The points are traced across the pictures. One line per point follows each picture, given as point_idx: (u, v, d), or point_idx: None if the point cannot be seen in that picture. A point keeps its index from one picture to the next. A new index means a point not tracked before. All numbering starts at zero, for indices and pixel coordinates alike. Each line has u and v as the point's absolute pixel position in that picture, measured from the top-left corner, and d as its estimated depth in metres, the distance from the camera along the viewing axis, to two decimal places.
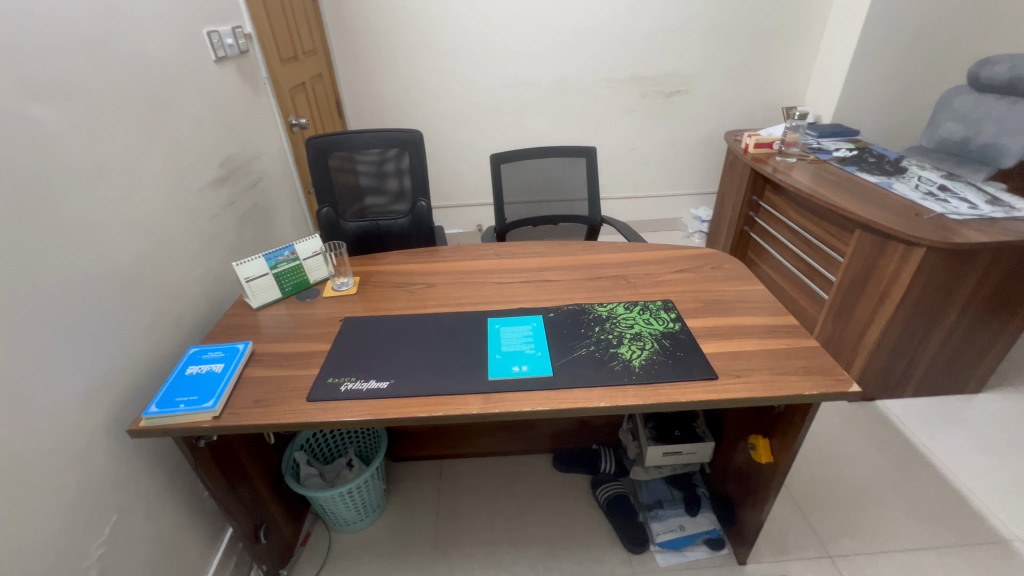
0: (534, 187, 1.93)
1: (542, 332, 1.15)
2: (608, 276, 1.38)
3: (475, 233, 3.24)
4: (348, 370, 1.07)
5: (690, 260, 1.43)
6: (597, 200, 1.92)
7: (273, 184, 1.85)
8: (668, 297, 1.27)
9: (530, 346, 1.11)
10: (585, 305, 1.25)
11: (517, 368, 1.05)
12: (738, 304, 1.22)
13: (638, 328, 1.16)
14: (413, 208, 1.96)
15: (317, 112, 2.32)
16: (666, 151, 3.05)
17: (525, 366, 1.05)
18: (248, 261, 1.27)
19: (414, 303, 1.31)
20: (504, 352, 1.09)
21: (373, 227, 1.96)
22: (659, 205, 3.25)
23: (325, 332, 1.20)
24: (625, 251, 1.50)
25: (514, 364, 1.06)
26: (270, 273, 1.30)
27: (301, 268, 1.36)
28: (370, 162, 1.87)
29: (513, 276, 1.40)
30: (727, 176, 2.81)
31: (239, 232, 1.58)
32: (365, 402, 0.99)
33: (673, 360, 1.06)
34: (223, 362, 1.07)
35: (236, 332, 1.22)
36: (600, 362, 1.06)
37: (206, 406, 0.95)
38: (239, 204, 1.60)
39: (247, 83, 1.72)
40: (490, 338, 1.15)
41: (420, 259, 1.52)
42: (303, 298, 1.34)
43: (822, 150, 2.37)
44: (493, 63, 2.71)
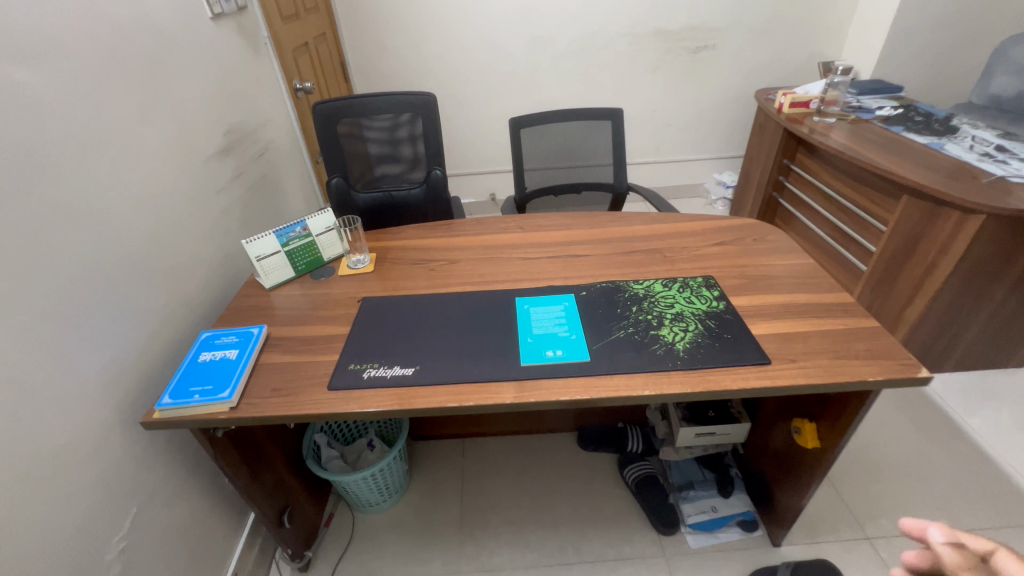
0: (555, 153, 1.80)
1: (575, 313, 1.07)
2: (642, 250, 1.28)
3: (488, 202, 3.13)
4: (370, 355, 1.00)
5: (729, 231, 1.33)
6: (623, 166, 1.80)
7: (281, 153, 1.75)
8: (709, 273, 1.18)
9: (564, 329, 1.03)
10: (620, 282, 1.16)
11: (551, 353, 0.97)
12: (787, 280, 1.13)
13: (679, 307, 1.07)
14: (428, 177, 1.85)
15: (321, 76, 2.18)
16: (689, 113, 2.88)
17: (560, 350, 0.98)
18: (258, 239, 1.18)
19: (435, 281, 1.23)
20: (536, 335, 1.02)
21: (386, 198, 1.86)
22: (680, 170, 3.10)
23: (343, 314, 1.13)
24: (658, 223, 1.39)
25: (548, 349, 0.98)
26: (281, 251, 1.22)
27: (315, 245, 1.27)
28: (380, 128, 1.76)
29: (539, 251, 1.31)
30: (756, 138, 2.65)
31: (248, 206, 1.50)
32: (391, 391, 0.92)
33: (721, 343, 0.97)
34: (237, 349, 1.01)
35: (249, 314, 1.15)
36: (642, 346, 0.98)
37: (222, 397, 0.89)
38: (247, 175, 1.50)
39: (248, 43, 1.59)
40: (520, 319, 1.07)
41: (439, 233, 1.43)
42: (317, 277, 1.26)
43: (863, 109, 2.20)
44: (505, 20, 2.52)
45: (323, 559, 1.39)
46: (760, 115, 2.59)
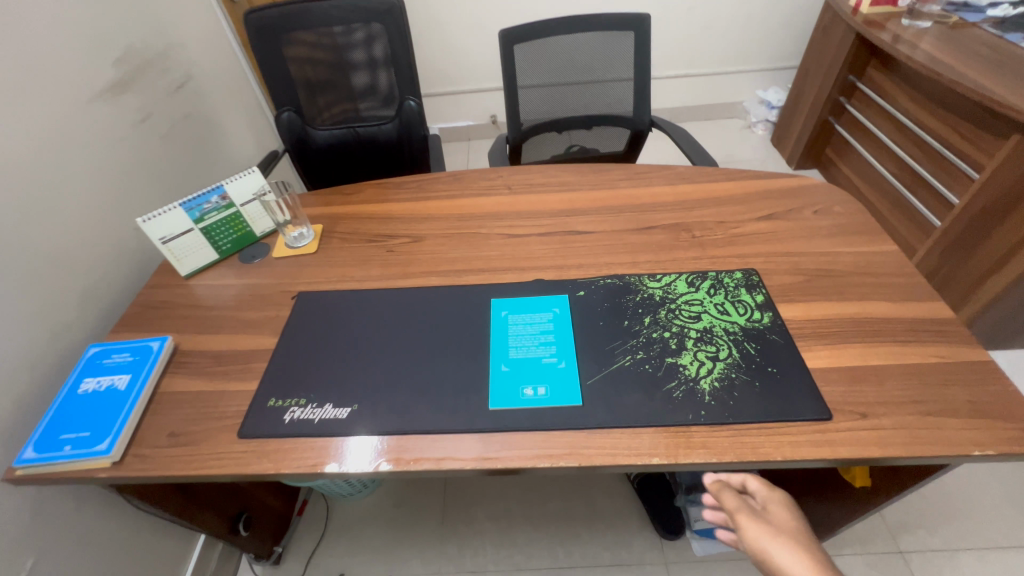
0: (560, 74, 1.41)
1: (567, 327, 0.81)
2: (664, 226, 0.97)
3: (489, 125, 2.70)
4: (296, 386, 0.77)
5: (781, 199, 1.00)
6: (645, 97, 1.43)
7: (213, 80, 1.40)
8: (753, 266, 0.88)
9: (551, 353, 0.78)
10: (631, 277, 0.88)
11: (530, 392, 0.73)
12: (858, 281, 0.83)
13: (708, 320, 0.80)
14: (399, 109, 1.50)
15: None
16: (736, 11, 2.31)
17: (543, 387, 0.73)
18: (159, 215, 0.90)
19: (392, 267, 0.95)
20: (511, 362, 0.77)
21: (351, 136, 1.53)
22: (718, 85, 2.59)
23: (272, 318, 0.88)
24: (688, 183, 1.07)
25: (527, 384, 0.74)
26: (196, 229, 0.95)
27: (240, 217, 1.00)
28: (334, 44, 1.38)
29: (529, 224, 1.01)
30: (816, 48, 2.14)
31: (168, 158, 1.20)
32: (316, 444, 0.70)
33: (763, 383, 0.71)
34: (130, 373, 0.79)
35: (157, 313, 0.91)
36: (653, 384, 0.72)
37: (98, 451, 0.69)
38: (161, 116, 1.18)
39: None
40: (493, 334, 0.81)
41: (405, 195, 1.13)
42: (248, 259, 1.00)
43: (969, 8, 1.69)
44: None
45: (295, 554, 1.29)
46: (827, 16, 2.06)
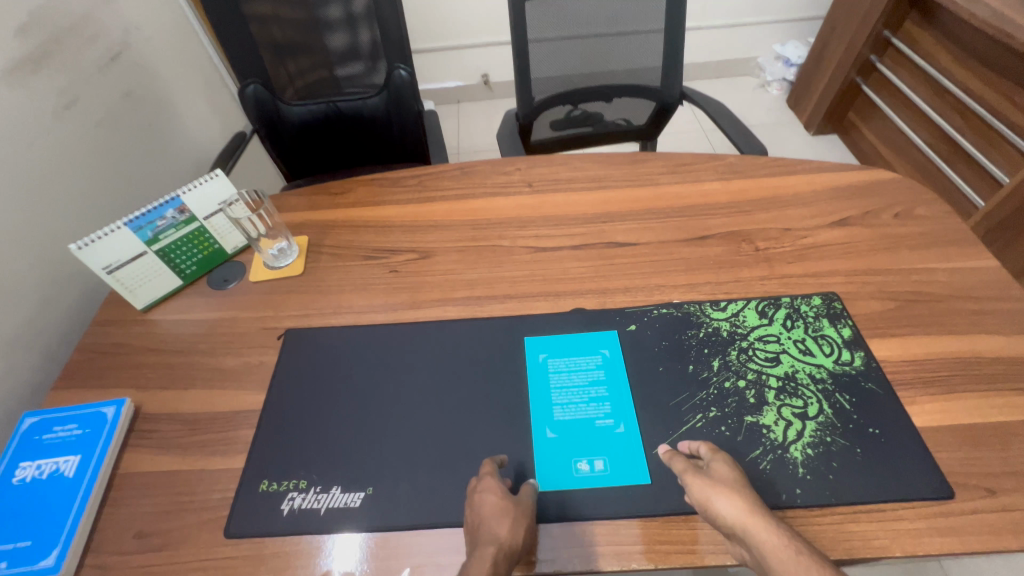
0: (581, 25, 1.17)
1: (621, 375, 0.67)
2: (720, 235, 0.82)
3: (480, 86, 2.44)
4: (293, 463, 0.62)
5: (854, 200, 0.85)
6: (677, 59, 1.22)
7: (156, 47, 1.14)
8: (832, 288, 0.74)
9: (605, 412, 0.64)
10: (690, 306, 0.73)
11: (586, 466, 0.60)
12: (958, 308, 0.71)
13: (788, 363, 0.67)
14: (387, 79, 1.27)
15: None
16: None
17: (601, 460, 0.60)
18: (101, 239, 0.70)
19: (398, 294, 0.79)
20: (558, 426, 0.63)
21: (330, 111, 1.31)
22: (732, 38, 2.36)
23: (254, 366, 0.72)
24: (742, 178, 0.90)
25: (581, 456, 0.60)
26: (150, 252, 0.76)
27: (205, 234, 0.81)
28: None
29: (558, 232, 0.85)
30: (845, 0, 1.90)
31: (107, 151, 0.98)
32: (325, 544, 0.57)
33: (865, 449, 0.59)
34: (80, 452, 0.63)
35: (109, 361, 0.74)
36: (732, 452, 0.60)
37: (45, 568, 0.54)
38: (91, 98, 0.95)
39: None
40: (532, 386, 0.67)
41: (405, 195, 0.94)
42: (220, 284, 0.82)
43: None
44: None
45: None
46: None
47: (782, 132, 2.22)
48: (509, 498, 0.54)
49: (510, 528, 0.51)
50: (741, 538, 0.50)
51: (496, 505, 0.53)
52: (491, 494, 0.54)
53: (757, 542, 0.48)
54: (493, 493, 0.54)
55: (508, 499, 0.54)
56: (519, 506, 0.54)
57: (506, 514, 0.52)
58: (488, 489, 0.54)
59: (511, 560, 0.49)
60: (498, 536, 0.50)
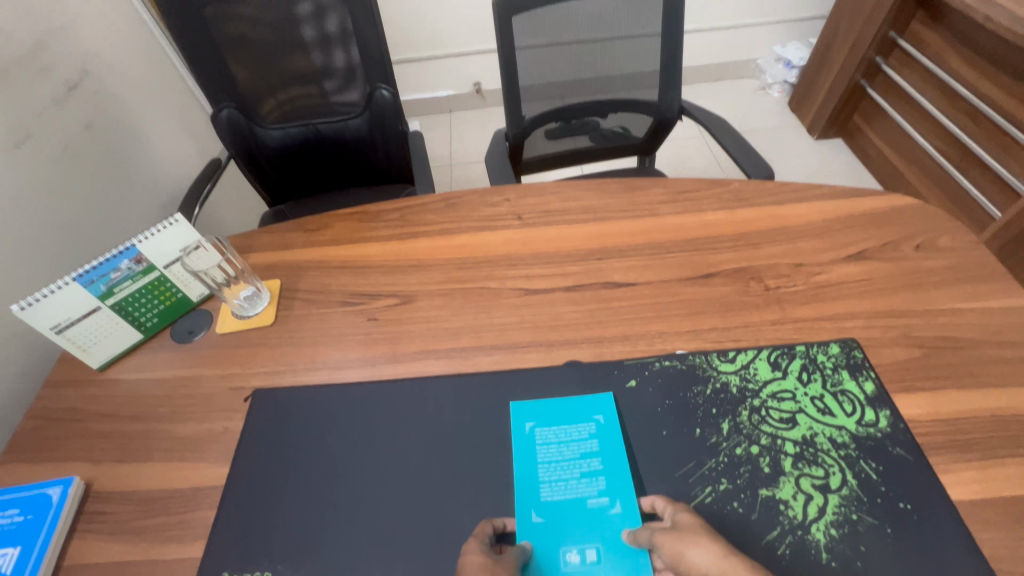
0: (569, 32, 1.09)
1: (618, 445, 0.60)
2: (726, 273, 0.75)
3: (472, 94, 2.37)
4: (257, 551, 0.56)
5: (872, 231, 0.78)
6: (676, 72, 1.16)
7: (119, 71, 1.08)
8: (850, 334, 0.67)
9: (599, 490, 0.57)
10: (696, 358, 0.67)
11: (576, 558, 0.53)
12: (989, 355, 0.64)
13: (805, 425, 0.60)
14: (370, 99, 1.21)
15: None
16: None
17: (593, 550, 0.54)
18: (48, 299, 0.64)
19: (376, 346, 0.72)
20: (544, 508, 0.56)
21: (310, 133, 1.25)
22: (731, 40, 2.28)
23: (218, 434, 0.65)
24: (748, 206, 0.84)
25: (573, 548, 0.54)
26: (105, 307, 0.69)
27: (166, 283, 0.74)
28: (272, 19, 1.07)
29: (550, 271, 0.78)
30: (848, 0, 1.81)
31: (65, 188, 0.93)
32: None
33: (896, 529, 0.53)
34: (20, 543, 0.57)
35: (58, 428, 0.67)
36: (746, 535, 0.53)
37: None
38: (44, 131, 0.90)
39: None
40: (518, 460, 0.60)
41: (385, 230, 0.87)
42: (184, 336, 0.76)
43: None
44: None
45: None
46: None
47: (784, 136, 2.15)
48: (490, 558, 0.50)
49: None
50: None
51: (478, 565, 0.48)
52: (474, 555, 0.50)
53: None
54: (476, 554, 0.50)
55: (489, 559, 0.49)
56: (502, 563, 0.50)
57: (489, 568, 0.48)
58: (470, 550, 0.51)
59: None
60: None
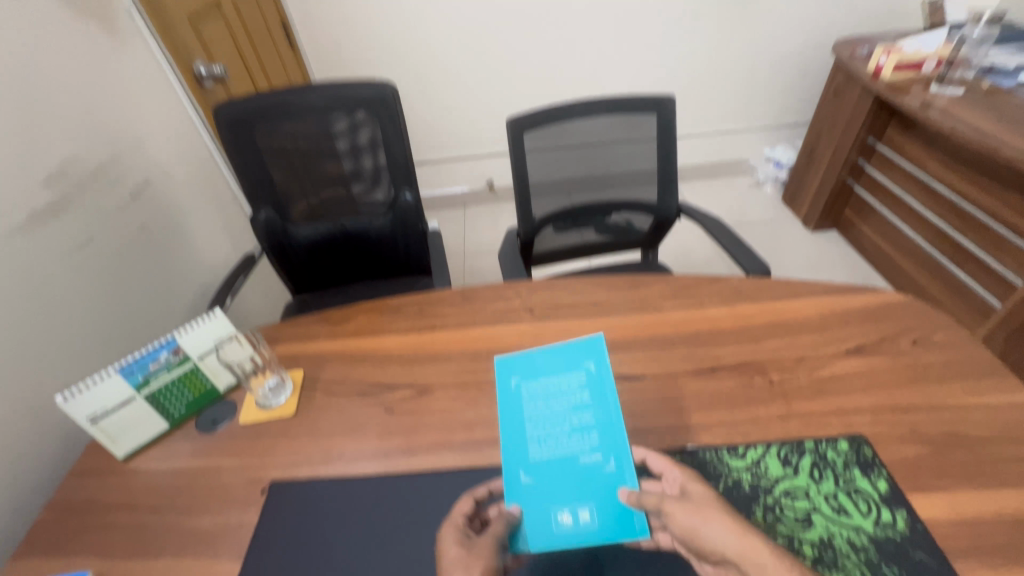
0: (567, 132, 1.22)
1: (605, 395, 0.64)
2: (731, 367, 0.78)
3: (485, 191, 2.55)
4: None
5: (869, 326, 0.82)
6: (672, 178, 1.28)
7: (175, 181, 1.23)
8: (858, 430, 0.69)
9: (590, 445, 0.60)
10: (706, 453, 0.68)
11: (569, 518, 0.56)
12: (999, 455, 0.64)
13: (821, 526, 0.60)
14: (394, 203, 1.33)
15: (248, 49, 1.58)
16: (740, 70, 2.23)
17: (586, 510, 0.56)
18: (90, 390, 0.68)
19: (391, 438, 0.74)
20: (531, 467, 0.60)
21: (338, 232, 1.36)
22: (723, 144, 2.49)
23: (232, 528, 0.66)
24: (747, 301, 0.89)
25: (563, 506, 0.57)
26: (139, 398, 0.73)
27: (198, 374, 0.79)
28: (312, 138, 1.22)
29: None
30: (826, 111, 2.01)
31: (114, 284, 1.02)
32: None
33: None
34: None
35: (76, 521, 0.69)
36: None
37: None
38: (106, 236, 1.01)
39: (89, 21, 1.03)
40: (509, 420, 0.64)
41: (405, 323, 0.93)
42: (208, 426, 0.79)
43: (998, 71, 1.57)
44: None
45: None
46: (836, 78, 1.94)
47: (782, 228, 2.26)
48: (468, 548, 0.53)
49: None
50: (741, 566, 0.48)
51: (459, 557, 0.52)
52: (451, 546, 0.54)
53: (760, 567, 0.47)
54: (452, 546, 0.54)
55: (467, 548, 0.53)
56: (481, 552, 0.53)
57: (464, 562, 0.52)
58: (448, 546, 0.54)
59: None
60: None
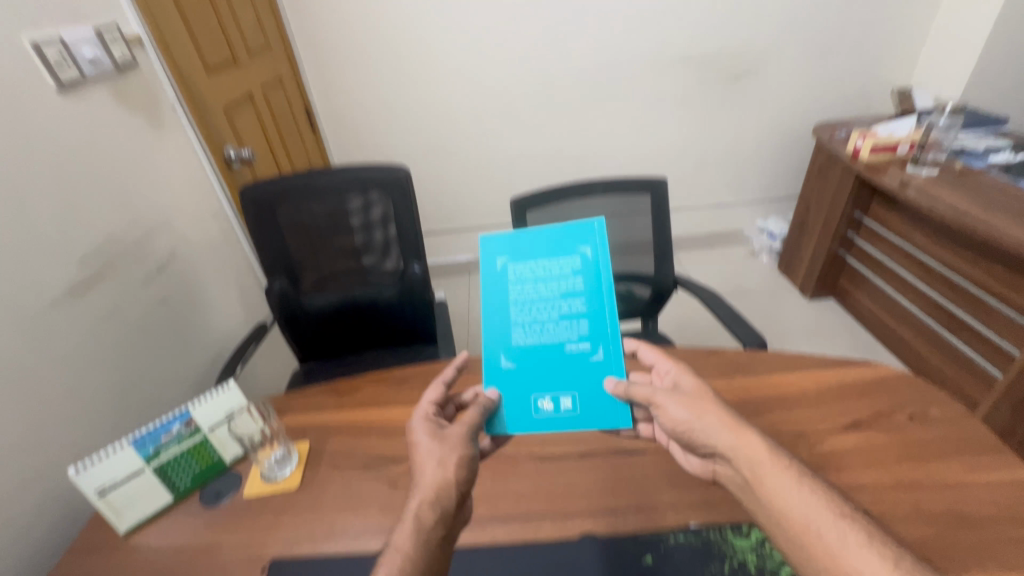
0: (564, 208, 1.30)
1: (594, 280, 0.74)
2: None
3: None
4: None
5: (865, 401, 0.84)
6: (667, 252, 1.34)
7: (199, 255, 1.31)
8: (861, 508, 0.69)
9: (576, 334, 0.73)
10: (711, 532, 0.68)
11: (549, 405, 0.71)
12: (1006, 535, 0.64)
13: None
14: (403, 274, 1.39)
15: (275, 133, 1.73)
16: (729, 149, 2.39)
17: (565, 398, 0.71)
18: (103, 461, 0.70)
19: (394, 513, 0.74)
20: (515, 354, 0.73)
21: (348, 302, 1.41)
22: (717, 215, 2.61)
23: None
24: (744, 375, 0.91)
25: (542, 392, 0.72)
26: (148, 470, 0.75)
27: (207, 446, 0.80)
28: (328, 214, 1.31)
29: (563, 436, 0.83)
30: (812, 187, 2.13)
31: (132, 353, 1.06)
32: None
33: None
34: None
35: None
36: None
37: None
38: (130, 306, 1.07)
39: (140, 115, 1.16)
40: (497, 295, 0.75)
41: (410, 394, 0.95)
42: (212, 499, 0.79)
43: (968, 153, 1.68)
44: (503, 45, 2.05)
45: None
46: (818, 158, 2.08)
47: (780, 296, 2.31)
48: (438, 440, 0.67)
49: (434, 468, 0.64)
50: (722, 450, 0.65)
51: (427, 447, 0.66)
52: (423, 437, 0.68)
53: (742, 450, 0.64)
54: (424, 435, 0.68)
55: (437, 441, 0.67)
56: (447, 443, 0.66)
57: (435, 453, 0.65)
58: (418, 432, 0.69)
59: (441, 492, 0.63)
60: (423, 474, 0.64)
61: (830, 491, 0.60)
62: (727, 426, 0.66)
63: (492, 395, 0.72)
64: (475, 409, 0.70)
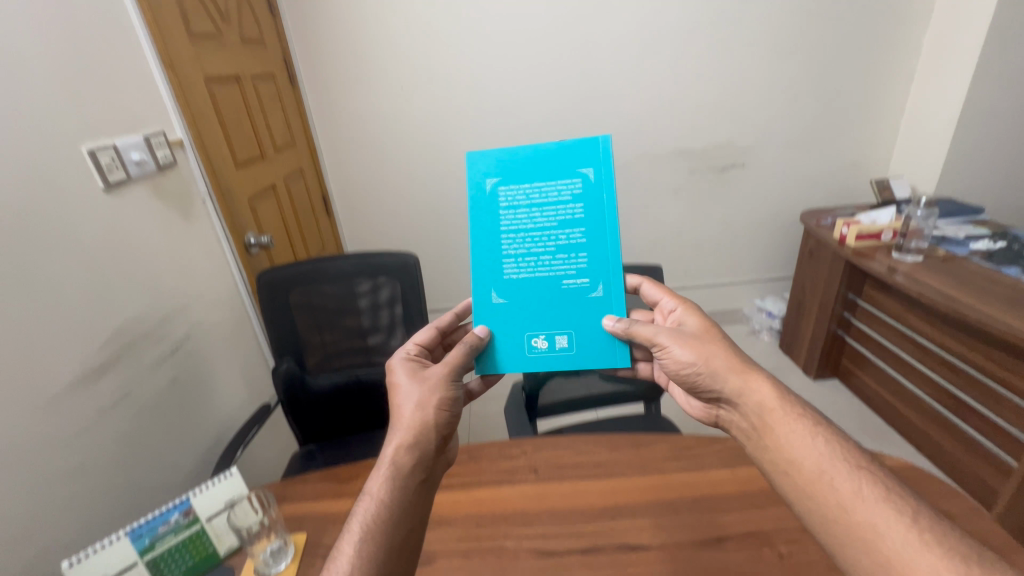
0: None
1: (594, 206, 0.79)
2: (736, 538, 0.78)
3: None
4: None
5: None
6: None
7: (212, 336, 1.35)
8: None
9: (575, 267, 0.80)
10: None
11: (542, 341, 0.81)
12: None
13: None
14: None
15: (293, 218, 1.85)
16: (722, 232, 2.51)
17: (560, 336, 0.81)
18: (100, 554, 0.72)
19: None
20: (508, 291, 0.81)
21: (352, 382, 1.43)
22: (716, 294, 2.67)
23: None
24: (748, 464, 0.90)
25: (533, 329, 0.81)
26: (142, 562, 0.75)
27: (203, 537, 0.80)
28: (339, 298, 1.36)
29: (565, 529, 0.81)
30: (806, 269, 2.20)
31: (137, 435, 1.07)
32: None
33: None
34: None
35: None
36: None
37: None
38: (142, 388, 1.10)
39: (174, 208, 1.26)
40: (487, 217, 0.81)
41: None
42: None
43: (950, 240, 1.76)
44: (508, 141, 2.23)
45: None
46: (808, 242, 2.17)
47: (783, 376, 2.30)
48: (419, 380, 0.74)
49: (412, 406, 0.72)
50: (725, 386, 0.73)
51: (405, 390, 0.73)
52: (401, 373, 0.77)
53: (744, 388, 0.71)
54: (403, 372, 0.77)
55: (416, 379, 0.75)
56: (428, 384, 0.74)
57: (414, 393, 0.73)
58: (397, 372, 0.77)
59: (420, 429, 0.70)
60: (401, 407, 0.72)
61: (836, 437, 0.65)
62: (733, 368, 0.73)
63: (481, 333, 0.80)
64: (464, 345, 0.78)
